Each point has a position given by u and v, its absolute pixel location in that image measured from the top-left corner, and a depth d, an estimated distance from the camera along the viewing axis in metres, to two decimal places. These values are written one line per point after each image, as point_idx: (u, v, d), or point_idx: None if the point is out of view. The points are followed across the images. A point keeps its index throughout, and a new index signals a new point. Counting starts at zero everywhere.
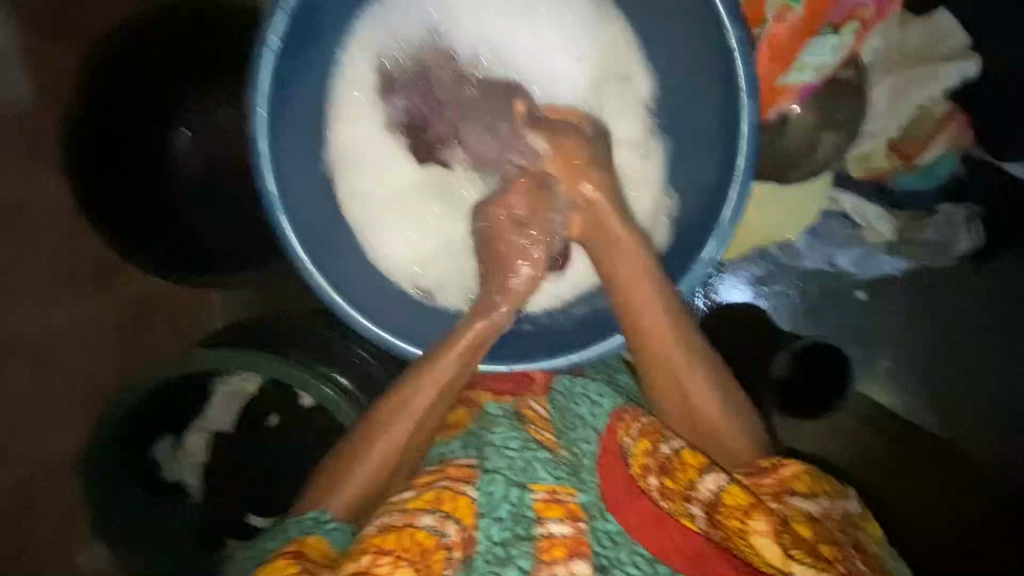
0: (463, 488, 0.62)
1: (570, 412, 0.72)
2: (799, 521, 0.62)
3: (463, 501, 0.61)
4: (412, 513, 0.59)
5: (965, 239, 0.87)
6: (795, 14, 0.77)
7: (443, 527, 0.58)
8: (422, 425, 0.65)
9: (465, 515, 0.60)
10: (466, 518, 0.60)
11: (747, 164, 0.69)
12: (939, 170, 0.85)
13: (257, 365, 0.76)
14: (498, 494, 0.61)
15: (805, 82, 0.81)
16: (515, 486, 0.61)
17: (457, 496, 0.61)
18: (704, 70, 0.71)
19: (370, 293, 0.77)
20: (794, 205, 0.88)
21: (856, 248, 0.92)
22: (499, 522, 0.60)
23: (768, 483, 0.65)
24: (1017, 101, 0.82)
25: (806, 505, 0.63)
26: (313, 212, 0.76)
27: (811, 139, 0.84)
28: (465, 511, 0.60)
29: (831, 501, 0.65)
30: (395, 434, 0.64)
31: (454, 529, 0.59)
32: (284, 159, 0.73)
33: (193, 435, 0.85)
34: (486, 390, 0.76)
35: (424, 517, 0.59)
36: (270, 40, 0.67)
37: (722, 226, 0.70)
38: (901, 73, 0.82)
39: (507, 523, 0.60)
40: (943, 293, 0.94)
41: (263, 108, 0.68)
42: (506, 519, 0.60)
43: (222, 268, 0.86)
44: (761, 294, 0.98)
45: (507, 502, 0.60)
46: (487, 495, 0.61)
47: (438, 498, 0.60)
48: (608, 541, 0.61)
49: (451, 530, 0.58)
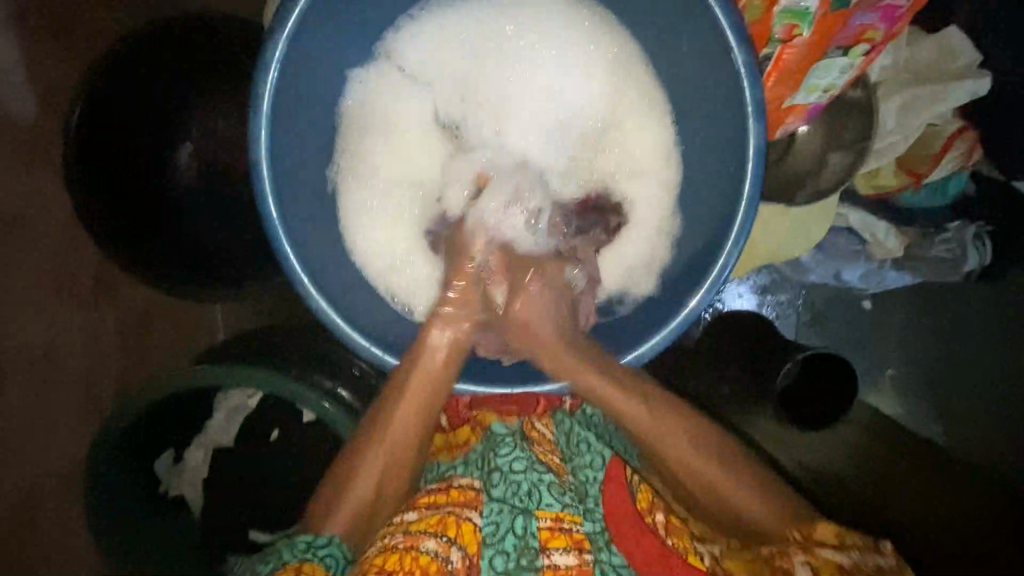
0: (468, 513, 0.61)
1: (575, 433, 0.69)
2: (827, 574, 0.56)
3: (467, 527, 0.60)
4: (414, 537, 0.59)
5: (973, 256, 0.87)
6: (803, 36, 0.66)
7: (446, 552, 0.58)
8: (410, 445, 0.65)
9: (469, 543, 0.59)
10: (471, 545, 0.59)
11: (755, 185, 0.64)
12: (950, 186, 0.84)
13: (253, 379, 0.77)
14: (503, 524, 0.59)
15: (814, 102, 0.75)
16: (520, 515, 0.60)
17: (461, 522, 0.60)
18: (707, 86, 0.67)
19: (371, 314, 0.73)
20: (801, 225, 0.85)
21: (863, 264, 0.91)
22: (501, 554, 0.58)
23: (793, 534, 0.60)
24: (1016, 101, 0.80)
25: (836, 558, 0.57)
26: (315, 230, 0.72)
27: (818, 159, 0.82)
28: (469, 538, 0.59)
29: (864, 554, 0.58)
30: (376, 464, 0.63)
31: (457, 555, 0.58)
32: (286, 175, 0.69)
33: (193, 450, 0.89)
34: (491, 411, 0.71)
35: (427, 540, 0.58)
36: (271, 57, 0.63)
37: (728, 249, 0.66)
38: (911, 90, 0.79)
39: (512, 556, 0.58)
40: (944, 299, 0.95)
41: (263, 128, 0.64)
42: (511, 551, 0.58)
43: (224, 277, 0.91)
44: (765, 303, 0.98)
45: (512, 533, 0.59)
46: (491, 525, 0.60)
47: (442, 523, 0.60)
48: (614, 575, 0.58)
49: (455, 556, 0.58)
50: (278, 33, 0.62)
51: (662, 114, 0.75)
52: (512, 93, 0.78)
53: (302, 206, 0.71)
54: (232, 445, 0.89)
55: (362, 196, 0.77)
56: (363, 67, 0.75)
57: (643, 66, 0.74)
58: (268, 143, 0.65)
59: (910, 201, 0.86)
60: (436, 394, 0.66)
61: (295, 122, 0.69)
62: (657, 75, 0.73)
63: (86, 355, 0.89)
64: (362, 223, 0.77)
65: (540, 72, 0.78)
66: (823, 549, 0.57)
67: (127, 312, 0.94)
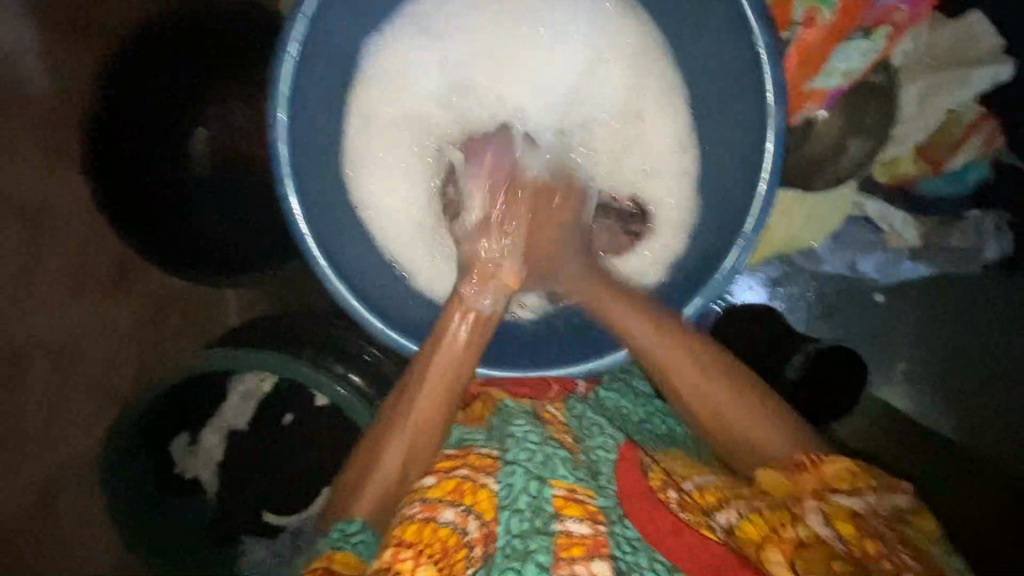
0: (483, 478, 0.60)
1: (587, 419, 0.68)
2: (840, 520, 0.54)
3: (484, 492, 0.58)
4: (431, 506, 0.57)
5: (992, 246, 0.86)
6: (825, 19, 0.70)
7: (464, 522, 0.57)
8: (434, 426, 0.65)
9: (485, 510, 0.58)
10: (488, 512, 0.57)
11: (774, 171, 0.63)
12: (971, 173, 0.83)
13: (275, 365, 0.78)
14: (518, 485, 0.57)
15: (834, 87, 0.74)
16: (534, 480, 0.58)
17: (478, 488, 0.59)
18: (728, 73, 0.67)
19: (386, 296, 0.74)
20: (817, 212, 0.85)
21: (878, 254, 0.90)
22: (517, 513, 0.56)
23: (807, 481, 0.57)
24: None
25: (848, 502, 0.55)
26: (331, 212, 0.72)
27: (837, 143, 0.81)
28: (485, 504, 0.58)
29: (878, 496, 0.56)
30: (404, 445, 0.64)
31: (474, 525, 0.57)
32: (304, 158, 0.69)
33: (210, 432, 0.91)
34: (503, 390, 0.72)
35: (445, 511, 0.57)
36: (290, 38, 0.63)
37: (745, 234, 0.65)
38: (931, 77, 0.78)
39: (527, 515, 0.55)
40: (959, 294, 0.95)
41: (281, 110, 0.65)
42: (525, 510, 0.56)
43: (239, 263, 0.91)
44: (776, 295, 0.99)
45: (526, 493, 0.57)
46: (506, 487, 0.58)
47: (458, 490, 0.59)
48: (628, 546, 0.54)
49: (472, 526, 0.57)
50: (297, 16, 0.62)
51: (682, 97, 0.74)
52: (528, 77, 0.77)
53: (318, 188, 0.71)
54: (245, 429, 0.91)
55: (374, 177, 0.77)
56: (377, 46, 0.74)
57: (664, 51, 0.74)
58: (285, 125, 0.65)
59: (931, 187, 0.84)
60: (458, 372, 0.67)
61: (311, 104, 0.69)
62: (676, 61, 0.73)
63: (101, 341, 0.90)
64: (375, 203, 0.77)
65: (557, 56, 0.77)
66: (834, 495, 0.56)
67: (141, 299, 0.94)
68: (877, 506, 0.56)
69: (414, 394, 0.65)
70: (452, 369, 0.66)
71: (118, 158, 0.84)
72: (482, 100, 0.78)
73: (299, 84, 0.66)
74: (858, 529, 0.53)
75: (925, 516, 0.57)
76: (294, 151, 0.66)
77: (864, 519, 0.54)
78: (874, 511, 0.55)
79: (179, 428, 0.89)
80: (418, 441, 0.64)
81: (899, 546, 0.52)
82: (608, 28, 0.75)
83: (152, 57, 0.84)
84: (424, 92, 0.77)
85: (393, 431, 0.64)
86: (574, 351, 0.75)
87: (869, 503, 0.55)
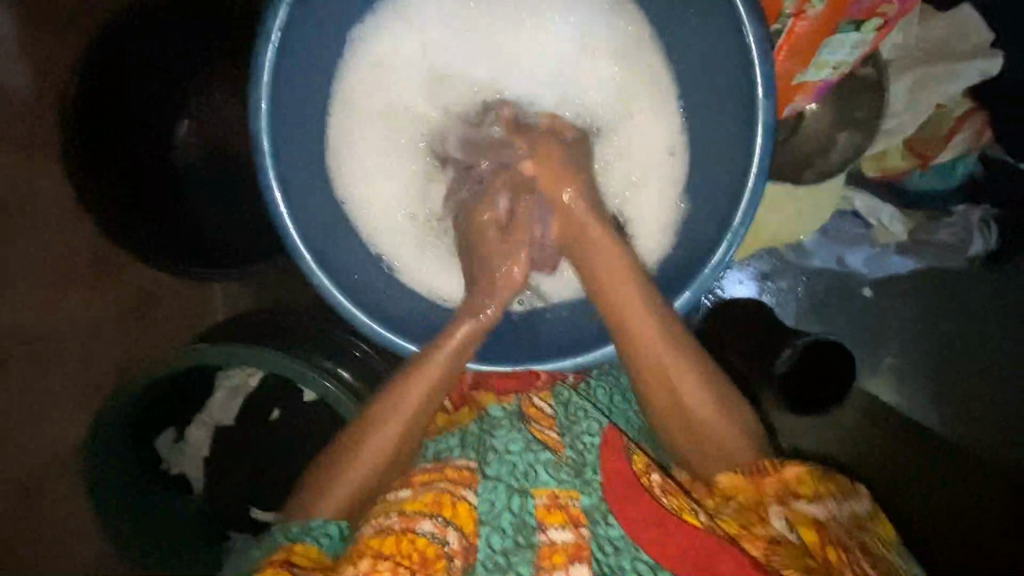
0: (463, 492, 0.61)
1: (573, 403, 0.68)
2: (801, 525, 0.55)
3: (463, 506, 0.60)
4: (411, 518, 0.58)
5: (979, 240, 0.88)
6: (816, 11, 0.65)
7: (443, 533, 0.58)
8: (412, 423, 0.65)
9: (465, 522, 0.59)
10: (466, 524, 0.59)
11: (762, 165, 0.63)
12: (958, 169, 0.83)
13: (258, 359, 0.77)
14: (499, 502, 0.59)
15: (823, 80, 0.74)
16: (516, 493, 0.60)
17: (456, 501, 0.60)
18: (718, 66, 0.66)
19: (373, 291, 0.73)
20: (807, 206, 0.85)
21: (867, 248, 0.92)
22: (497, 531, 0.58)
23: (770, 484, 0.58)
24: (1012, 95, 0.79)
25: (811, 509, 0.56)
26: (316, 205, 0.71)
27: (828, 136, 0.82)
28: (465, 517, 0.59)
29: (838, 504, 0.58)
30: (394, 428, 0.64)
31: (454, 536, 0.58)
32: (289, 150, 0.68)
33: (195, 428, 0.90)
34: (490, 391, 0.73)
35: (424, 523, 0.58)
36: (271, 26, 0.61)
37: (733, 229, 0.65)
38: (922, 69, 0.78)
39: (508, 533, 0.58)
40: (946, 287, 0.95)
41: (264, 100, 0.63)
42: (507, 527, 0.58)
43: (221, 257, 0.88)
44: (765, 289, 0.98)
45: (508, 511, 0.59)
46: (487, 501, 0.60)
47: (437, 503, 0.59)
48: (610, 546, 0.56)
49: (452, 536, 0.58)
50: (278, 4, 0.61)
51: (668, 91, 0.74)
52: (513, 72, 0.77)
53: (302, 181, 0.70)
54: (232, 425, 0.90)
55: (359, 170, 0.76)
56: (361, 38, 0.73)
57: (652, 44, 0.73)
58: (268, 116, 0.64)
59: (917, 181, 0.85)
60: (450, 363, 0.66)
61: (295, 94, 0.68)
62: (665, 52, 0.72)
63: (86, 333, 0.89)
64: (360, 197, 0.76)
65: (543, 50, 0.76)
66: (794, 500, 0.57)
67: (126, 292, 0.91)
68: (836, 512, 0.57)
69: (404, 387, 0.65)
70: (450, 358, 0.66)
71: (99, 149, 0.81)
72: (468, 93, 0.77)
73: (282, 74, 0.64)
74: (817, 534, 0.55)
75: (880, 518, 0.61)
76: (277, 142, 0.65)
77: (825, 526, 0.55)
78: (832, 516, 0.56)
79: (164, 425, 0.89)
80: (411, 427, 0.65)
81: (858, 553, 0.54)
82: (595, 22, 0.75)
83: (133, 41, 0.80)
84: (410, 84, 0.76)
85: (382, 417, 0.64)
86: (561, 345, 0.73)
87: (829, 509, 0.57)
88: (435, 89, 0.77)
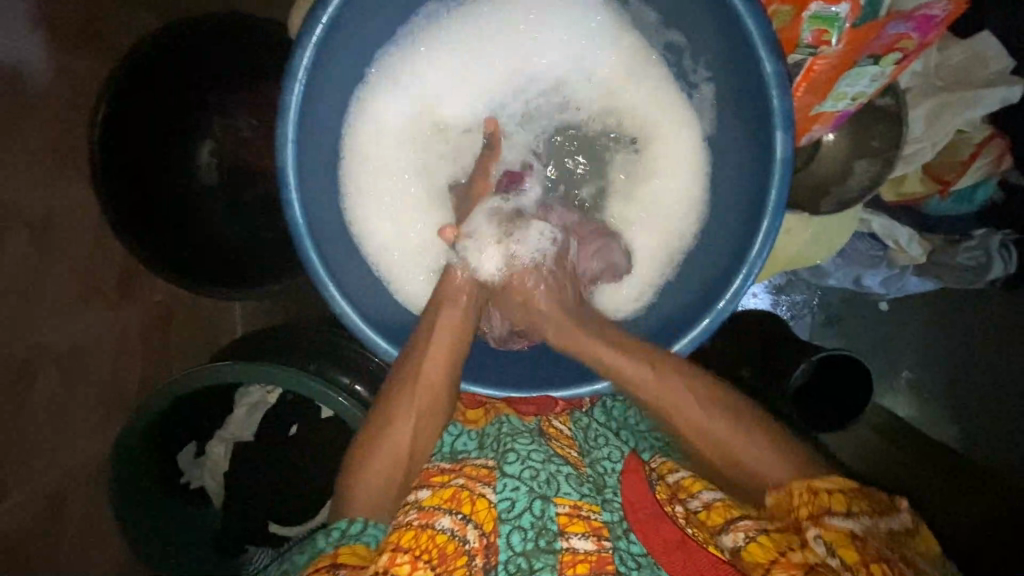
0: (481, 489, 0.61)
1: (592, 429, 0.72)
2: (840, 544, 0.51)
3: (481, 502, 0.60)
4: (429, 513, 0.59)
5: (998, 265, 0.85)
6: (832, 49, 0.66)
7: (462, 531, 0.58)
8: (438, 393, 0.67)
9: (485, 521, 0.59)
10: (486, 523, 0.59)
11: (780, 199, 0.63)
12: (978, 194, 0.82)
13: (276, 377, 0.78)
14: (520, 501, 0.59)
15: (841, 110, 0.73)
16: (538, 498, 0.59)
17: (475, 498, 0.60)
18: (744, 95, 0.65)
19: (390, 315, 0.74)
20: (825, 230, 0.84)
21: (883, 270, 0.90)
22: (518, 531, 0.57)
23: (801, 507, 0.55)
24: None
25: (848, 524, 0.52)
26: (337, 235, 0.73)
27: (844, 167, 0.80)
28: (484, 514, 0.59)
29: (874, 518, 0.53)
30: (428, 383, 0.66)
31: (473, 534, 0.58)
32: (312, 180, 0.69)
33: (216, 443, 0.92)
34: (504, 403, 0.73)
35: (442, 518, 0.58)
36: (298, 65, 0.63)
37: (750, 262, 0.65)
38: (938, 96, 0.77)
39: (529, 534, 0.57)
40: (954, 306, 0.97)
41: (289, 134, 0.65)
42: (528, 528, 0.57)
43: (223, 275, 0.92)
44: (779, 302, 1.01)
45: (530, 512, 0.58)
46: (507, 500, 0.60)
47: (456, 498, 0.60)
48: (632, 563, 0.56)
49: (471, 535, 0.58)
50: (302, 45, 0.62)
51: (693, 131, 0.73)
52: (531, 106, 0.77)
53: (322, 206, 0.71)
54: (251, 440, 0.92)
55: (377, 198, 0.76)
56: (384, 74, 0.73)
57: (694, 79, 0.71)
58: (292, 149, 0.65)
59: (935, 208, 0.84)
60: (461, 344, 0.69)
61: (318, 123, 0.69)
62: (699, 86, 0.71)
63: (108, 349, 0.90)
64: (378, 222, 0.76)
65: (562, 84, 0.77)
66: (832, 518, 0.53)
67: (152, 309, 0.95)
68: (874, 527, 0.53)
69: (419, 353, 0.67)
70: (453, 345, 0.68)
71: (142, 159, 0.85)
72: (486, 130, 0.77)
73: (307, 108, 0.66)
74: (860, 554, 0.50)
75: (924, 536, 0.55)
76: (300, 172, 0.67)
77: (865, 541, 0.51)
78: (872, 532, 0.52)
79: (188, 439, 0.92)
80: (436, 401, 0.67)
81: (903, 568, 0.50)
82: (623, 60, 0.74)
83: (170, 58, 0.83)
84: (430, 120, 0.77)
85: (402, 405, 0.66)
86: (558, 372, 0.73)
87: (866, 525, 0.53)
88: (454, 128, 0.78)
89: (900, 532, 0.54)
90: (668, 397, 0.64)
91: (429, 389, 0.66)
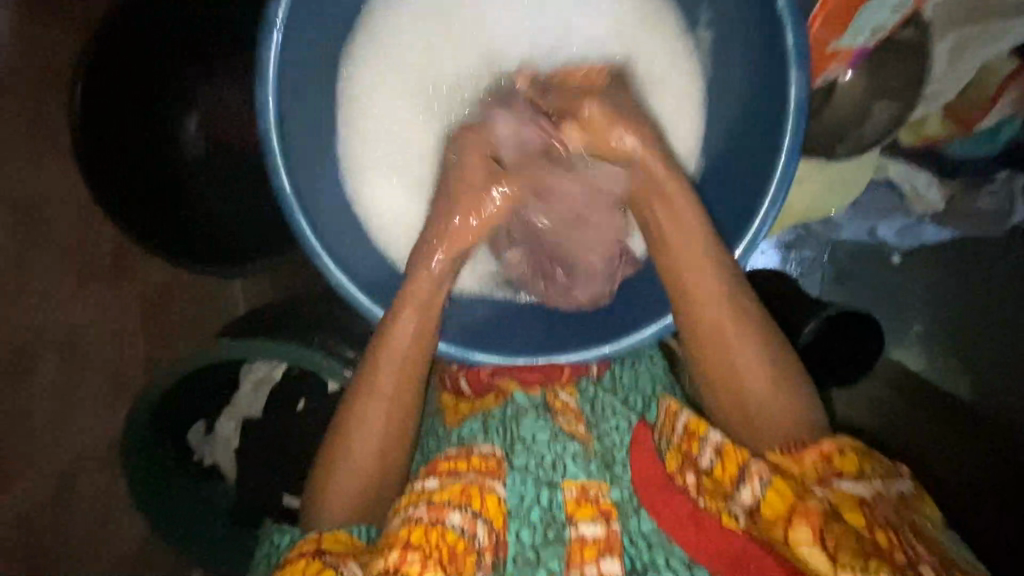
0: (491, 484, 0.61)
1: (598, 399, 0.69)
2: (848, 508, 0.53)
3: (492, 498, 0.60)
4: (440, 508, 0.58)
5: (1022, 209, 0.82)
6: None
7: (473, 527, 0.58)
8: (399, 402, 0.63)
9: (495, 517, 0.60)
10: (495, 518, 0.60)
11: (795, 141, 0.60)
12: (1002, 133, 0.78)
13: (281, 354, 0.77)
14: (528, 495, 0.61)
15: (859, 46, 0.70)
16: (544, 488, 0.62)
17: (485, 494, 0.60)
18: (748, 29, 0.61)
19: (389, 285, 0.71)
20: (839, 182, 0.81)
21: (899, 219, 0.87)
22: (527, 527, 0.60)
23: (810, 460, 0.56)
24: None
25: (857, 489, 0.53)
26: (327, 204, 0.69)
27: (863, 109, 0.76)
28: (494, 511, 0.60)
29: (886, 482, 0.55)
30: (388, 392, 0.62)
31: (483, 530, 0.58)
32: (299, 148, 0.66)
33: (224, 420, 0.92)
34: (512, 379, 0.71)
35: (453, 515, 0.58)
36: (272, 24, 0.59)
37: (763, 211, 0.62)
38: (966, 26, 0.72)
39: (539, 527, 0.60)
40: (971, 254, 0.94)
41: (269, 97, 0.61)
42: (538, 522, 0.61)
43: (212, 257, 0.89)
44: (787, 259, 0.98)
45: (539, 505, 0.61)
46: (517, 495, 0.62)
47: (465, 494, 0.59)
48: (642, 541, 0.59)
49: (480, 531, 0.58)
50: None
51: (692, 79, 0.71)
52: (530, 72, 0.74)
53: (308, 175, 0.67)
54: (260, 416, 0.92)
55: (370, 165, 0.74)
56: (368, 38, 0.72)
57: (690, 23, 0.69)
58: (274, 113, 0.62)
59: (957, 150, 0.81)
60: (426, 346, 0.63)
61: (297, 86, 0.65)
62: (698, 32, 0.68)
63: (108, 334, 0.89)
64: (372, 192, 0.74)
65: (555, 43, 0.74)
66: (839, 480, 0.54)
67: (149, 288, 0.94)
68: (883, 491, 0.55)
69: (381, 363, 0.62)
70: (416, 359, 0.63)
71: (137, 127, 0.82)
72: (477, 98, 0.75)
73: (287, 70, 0.62)
74: (867, 521, 0.51)
75: (927, 500, 0.57)
76: (285, 139, 0.63)
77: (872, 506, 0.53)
78: (880, 495, 0.54)
79: (195, 417, 0.92)
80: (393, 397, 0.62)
81: (907, 533, 0.52)
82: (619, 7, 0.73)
83: (156, 34, 0.80)
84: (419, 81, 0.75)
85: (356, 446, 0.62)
86: (574, 335, 0.70)
87: (876, 488, 0.54)
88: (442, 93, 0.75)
89: (908, 497, 0.56)
90: (726, 347, 0.60)
91: (395, 406, 0.63)
